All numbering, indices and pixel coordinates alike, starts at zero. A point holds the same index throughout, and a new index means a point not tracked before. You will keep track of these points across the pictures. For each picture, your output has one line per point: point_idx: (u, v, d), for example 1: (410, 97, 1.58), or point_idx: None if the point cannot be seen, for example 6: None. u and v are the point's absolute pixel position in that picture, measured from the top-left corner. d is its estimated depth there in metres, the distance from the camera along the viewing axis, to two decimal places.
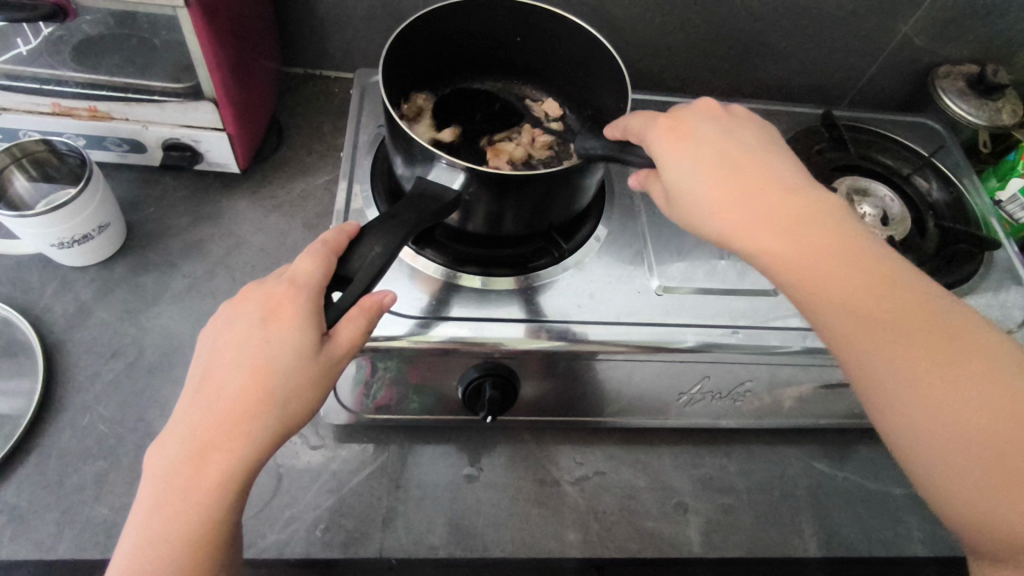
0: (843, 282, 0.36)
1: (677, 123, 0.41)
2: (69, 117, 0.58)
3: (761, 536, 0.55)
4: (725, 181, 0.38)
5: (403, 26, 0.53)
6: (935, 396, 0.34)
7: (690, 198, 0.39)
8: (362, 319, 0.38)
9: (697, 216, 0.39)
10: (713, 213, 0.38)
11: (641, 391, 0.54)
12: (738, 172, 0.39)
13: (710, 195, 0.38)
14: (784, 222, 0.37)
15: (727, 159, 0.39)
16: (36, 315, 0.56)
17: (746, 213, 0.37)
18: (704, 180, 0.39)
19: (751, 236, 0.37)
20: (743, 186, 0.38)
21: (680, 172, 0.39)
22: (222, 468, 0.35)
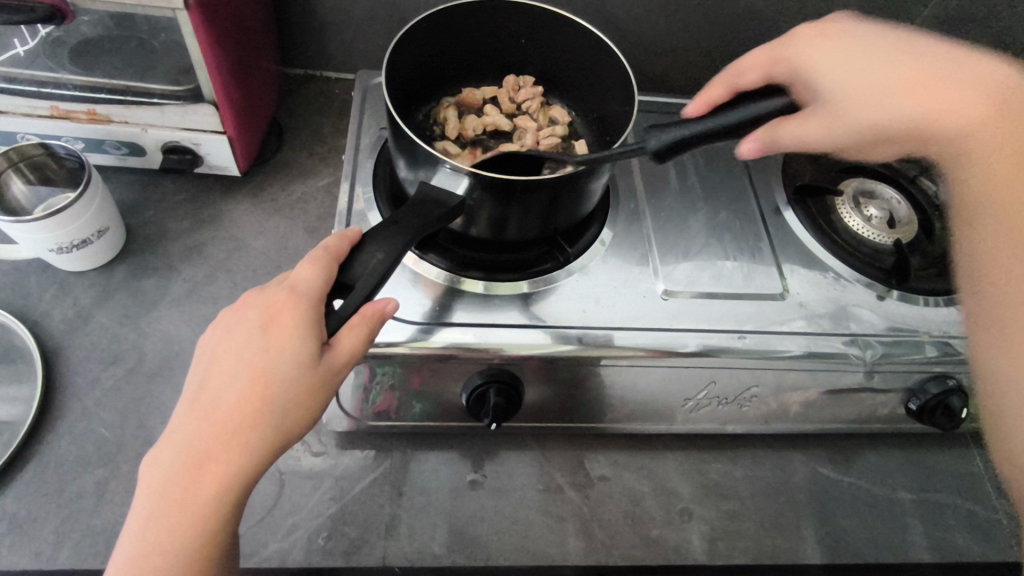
0: (1008, 160, 0.39)
1: (824, 30, 0.47)
2: (68, 120, 0.57)
3: (766, 543, 0.54)
4: (917, 78, 0.42)
5: (406, 29, 0.52)
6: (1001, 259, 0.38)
7: (850, 102, 0.43)
8: (365, 327, 0.38)
9: (862, 102, 0.43)
10: (893, 97, 0.42)
11: (646, 396, 0.53)
12: (923, 71, 0.42)
13: (882, 87, 0.43)
14: (993, 106, 0.40)
15: (919, 62, 0.43)
16: (35, 320, 0.56)
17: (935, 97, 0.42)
18: (876, 68, 0.43)
19: (925, 114, 0.42)
20: (934, 83, 0.42)
21: (834, 70, 0.44)
22: (218, 477, 0.34)
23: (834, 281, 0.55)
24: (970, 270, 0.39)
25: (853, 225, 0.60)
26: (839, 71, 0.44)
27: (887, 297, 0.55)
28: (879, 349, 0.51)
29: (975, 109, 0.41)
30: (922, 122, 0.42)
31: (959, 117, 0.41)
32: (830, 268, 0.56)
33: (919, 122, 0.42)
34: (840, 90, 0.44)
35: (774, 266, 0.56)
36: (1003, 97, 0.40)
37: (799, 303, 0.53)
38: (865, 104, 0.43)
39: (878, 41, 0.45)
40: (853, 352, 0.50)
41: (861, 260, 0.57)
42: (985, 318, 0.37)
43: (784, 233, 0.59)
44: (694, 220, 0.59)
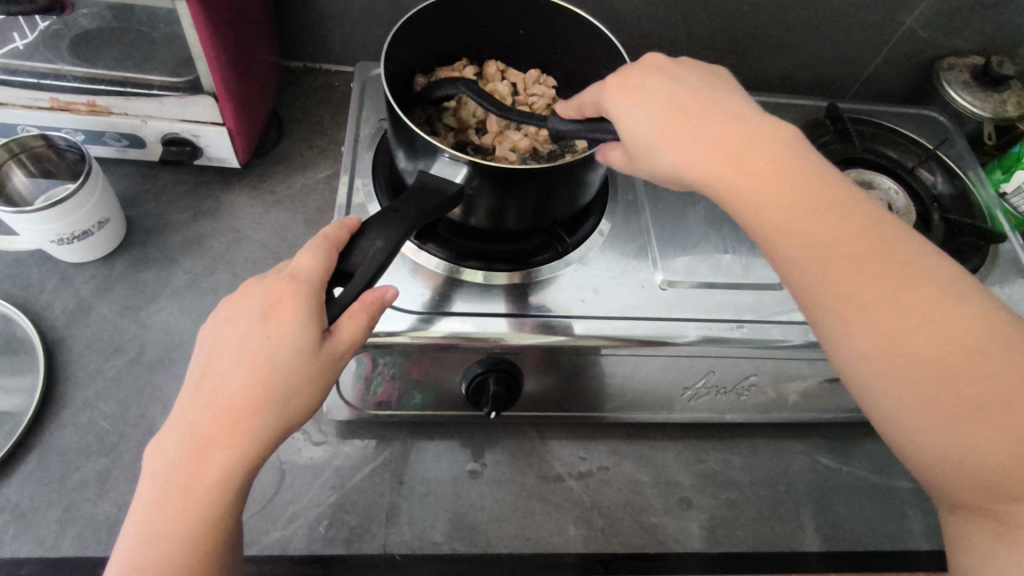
0: (792, 209, 0.36)
1: (628, 78, 0.41)
2: (68, 112, 0.57)
3: (765, 531, 0.55)
4: (681, 124, 0.38)
5: (405, 19, 0.52)
6: (878, 317, 0.35)
7: (638, 150, 0.39)
8: (364, 314, 0.38)
9: (651, 153, 0.38)
10: (675, 152, 0.38)
11: (645, 385, 0.53)
12: (694, 121, 0.38)
13: (654, 138, 0.38)
14: (739, 156, 0.37)
15: (684, 103, 0.39)
16: (36, 311, 0.56)
17: (703, 148, 0.37)
18: (654, 120, 0.39)
19: (705, 173, 0.37)
20: (693, 129, 0.38)
21: (632, 120, 0.39)
22: (222, 465, 0.35)
23: None
24: (808, 302, 0.37)
25: None
26: (623, 119, 0.40)
27: None
28: None
29: (767, 161, 0.37)
30: (696, 174, 0.37)
31: (744, 175, 0.37)
32: None
33: (701, 180, 0.38)
34: (644, 137, 0.39)
35: None
36: (747, 149, 0.37)
37: None
38: (642, 149, 0.39)
39: (670, 98, 0.39)
40: None
41: None
42: (869, 364, 0.35)
43: None
44: (693, 211, 0.59)
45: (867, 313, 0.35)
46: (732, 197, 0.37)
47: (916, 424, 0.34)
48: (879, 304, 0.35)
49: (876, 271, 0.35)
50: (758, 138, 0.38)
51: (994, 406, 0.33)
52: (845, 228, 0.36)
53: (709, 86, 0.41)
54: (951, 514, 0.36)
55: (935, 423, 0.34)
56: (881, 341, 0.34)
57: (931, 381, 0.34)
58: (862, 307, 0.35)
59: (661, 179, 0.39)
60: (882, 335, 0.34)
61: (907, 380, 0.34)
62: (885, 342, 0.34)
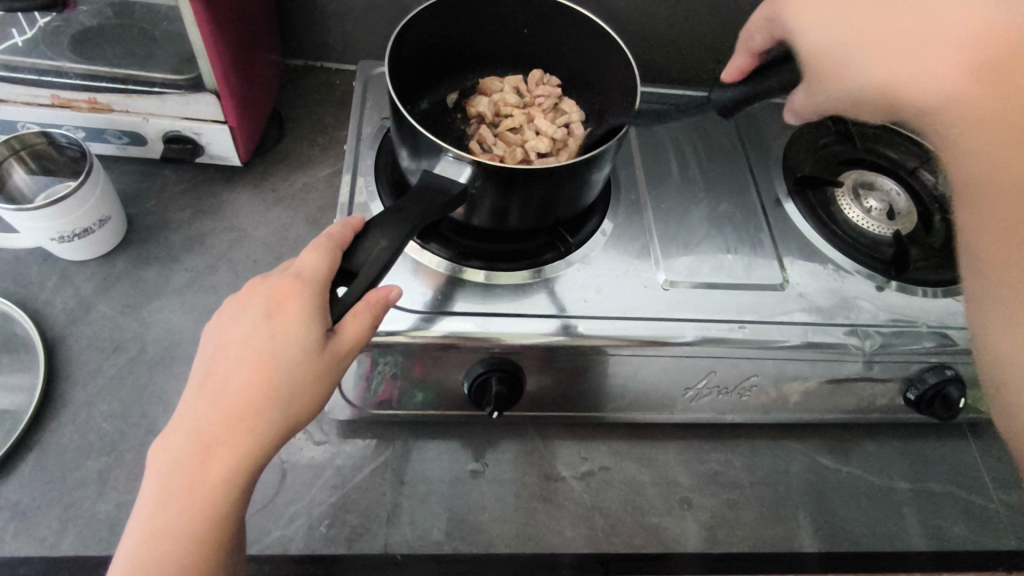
0: (984, 119, 0.33)
1: None
2: (69, 109, 0.57)
3: (766, 531, 0.55)
4: (881, 31, 0.39)
5: (409, 18, 0.52)
6: (999, 237, 0.32)
7: (825, 63, 0.43)
8: (368, 313, 0.38)
9: (845, 65, 0.42)
10: (864, 53, 0.40)
11: (647, 385, 0.53)
12: (907, 25, 0.38)
13: (847, 41, 0.41)
14: (963, 50, 0.35)
15: (888, 0, 0.40)
16: (36, 309, 0.56)
17: (907, 48, 0.38)
18: (838, 25, 0.41)
19: (932, 83, 0.36)
20: (902, 32, 0.38)
21: (823, 21, 0.42)
22: (226, 462, 0.34)
23: (834, 272, 0.55)
24: (959, 223, 0.35)
25: (854, 218, 0.60)
26: (808, 17, 0.43)
27: (887, 288, 0.55)
28: (877, 339, 0.51)
29: (972, 64, 0.34)
30: (906, 80, 0.38)
31: (962, 79, 0.35)
32: (830, 260, 0.56)
33: (883, 85, 0.39)
34: (859, 40, 0.41)
35: (774, 257, 0.56)
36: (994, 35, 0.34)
37: (799, 293, 0.54)
38: (832, 60, 0.42)
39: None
40: (851, 342, 0.51)
41: (861, 249, 0.57)
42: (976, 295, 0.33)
43: (784, 223, 0.59)
44: (695, 211, 0.59)
45: (992, 231, 0.32)
46: (940, 107, 0.36)
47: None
48: (995, 222, 0.32)
49: (997, 173, 0.32)
50: (967, 32, 0.35)
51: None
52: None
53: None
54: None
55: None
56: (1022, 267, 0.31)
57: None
58: (983, 228, 0.33)
59: (863, 88, 0.41)
60: (1017, 263, 0.31)
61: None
62: (1013, 269, 0.31)
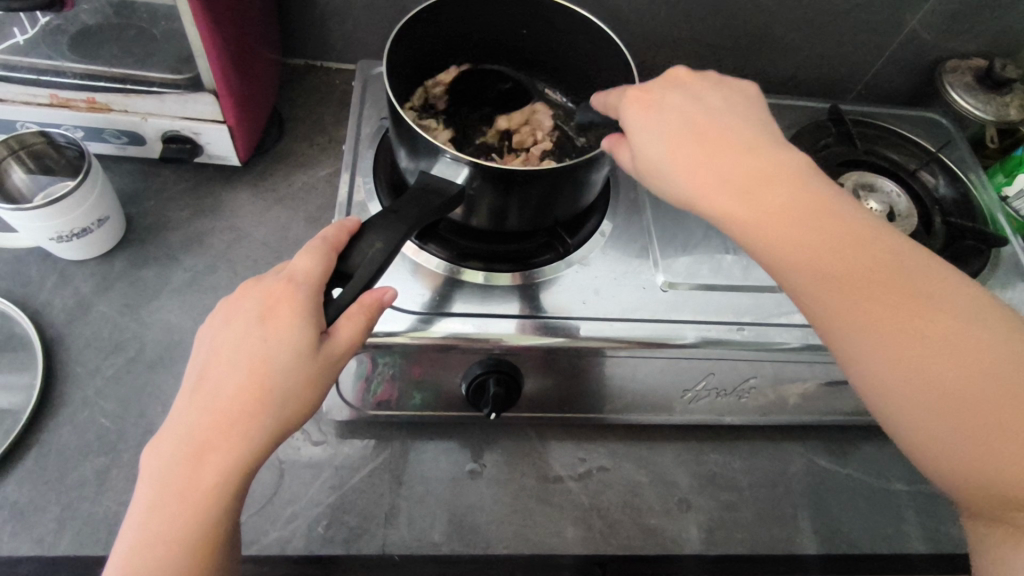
0: (820, 246, 0.35)
1: (647, 90, 0.41)
2: (67, 108, 0.57)
3: (764, 533, 0.55)
4: (685, 146, 0.38)
5: (408, 18, 0.52)
6: (909, 352, 0.33)
7: (649, 170, 0.39)
8: (362, 316, 0.38)
9: (662, 178, 0.38)
10: (684, 171, 0.37)
11: (645, 386, 0.53)
12: (702, 144, 0.38)
13: (664, 157, 0.38)
14: (758, 190, 0.36)
15: (693, 125, 0.39)
16: (35, 309, 0.56)
17: (710, 176, 0.37)
18: (663, 138, 0.38)
19: (713, 202, 0.36)
20: (703, 154, 0.37)
21: (643, 140, 0.39)
22: (220, 468, 0.35)
23: None
24: (845, 352, 0.35)
25: None
26: (641, 135, 0.39)
27: None
28: None
29: (780, 193, 0.36)
30: (708, 206, 0.37)
31: (774, 214, 0.36)
32: None
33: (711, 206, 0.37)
34: (652, 162, 0.38)
35: None
36: (768, 176, 0.37)
37: None
38: (653, 171, 0.38)
39: (678, 117, 0.39)
40: None
41: None
42: (899, 402, 0.34)
43: None
44: None
45: (888, 350, 0.34)
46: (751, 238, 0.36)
47: (934, 432, 0.33)
48: (900, 343, 0.33)
49: (887, 302, 0.34)
50: (773, 168, 0.37)
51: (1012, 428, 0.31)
52: (852, 256, 0.35)
53: (729, 108, 0.41)
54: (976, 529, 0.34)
55: (932, 429, 0.33)
56: (902, 360, 0.33)
57: (958, 396, 0.32)
58: (891, 347, 0.34)
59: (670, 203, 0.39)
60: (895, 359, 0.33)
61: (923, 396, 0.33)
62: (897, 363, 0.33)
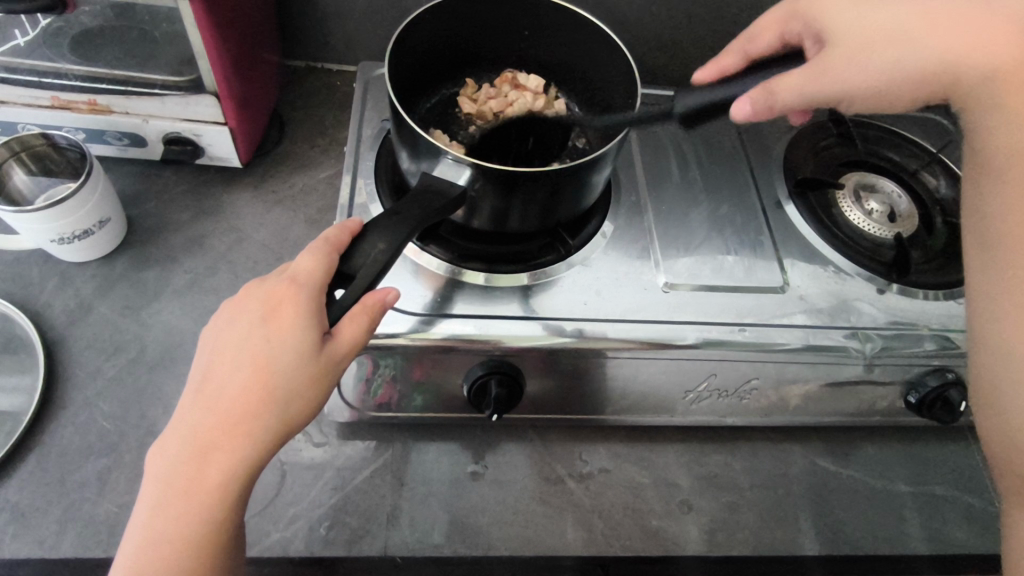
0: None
1: None
2: (69, 110, 0.57)
3: (765, 534, 0.55)
4: (925, 11, 0.40)
5: (409, 20, 0.52)
6: None
7: (873, 38, 0.40)
8: (366, 316, 0.38)
9: (897, 42, 0.40)
10: (923, 34, 0.39)
11: (647, 388, 0.53)
12: (954, 9, 0.39)
13: (909, 24, 0.40)
14: (1019, 59, 0.38)
15: (927, 2, 0.40)
16: (36, 310, 0.56)
17: (973, 36, 0.39)
18: (911, 5, 0.40)
19: (968, 61, 0.38)
20: (960, 18, 0.39)
21: (866, 13, 0.42)
22: (223, 467, 0.35)
23: (834, 275, 0.55)
24: (1010, 265, 0.36)
25: (854, 221, 0.60)
26: (839, 16, 0.43)
27: (887, 291, 0.55)
28: (879, 343, 0.51)
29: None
30: (939, 58, 0.39)
31: (1002, 88, 0.38)
32: (830, 262, 0.56)
33: (924, 62, 0.39)
34: (858, 29, 0.41)
35: (775, 259, 0.56)
36: None
37: (799, 296, 0.53)
38: (891, 36, 0.40)
39: None
40: (852, 345, 0.51)
41: (862, 251, 0.57)
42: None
43: (786, 226, 0.59)
44: (696, 213, 0.59)
45: None
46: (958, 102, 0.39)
47: (1019, 272, 0.36)
48: None
49: None
50: (1016, 33, 0.38)
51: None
52: None
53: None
54: (1019, 513, 0.37)
55: None
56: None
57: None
58: None
59: (869, 71, 0.40)
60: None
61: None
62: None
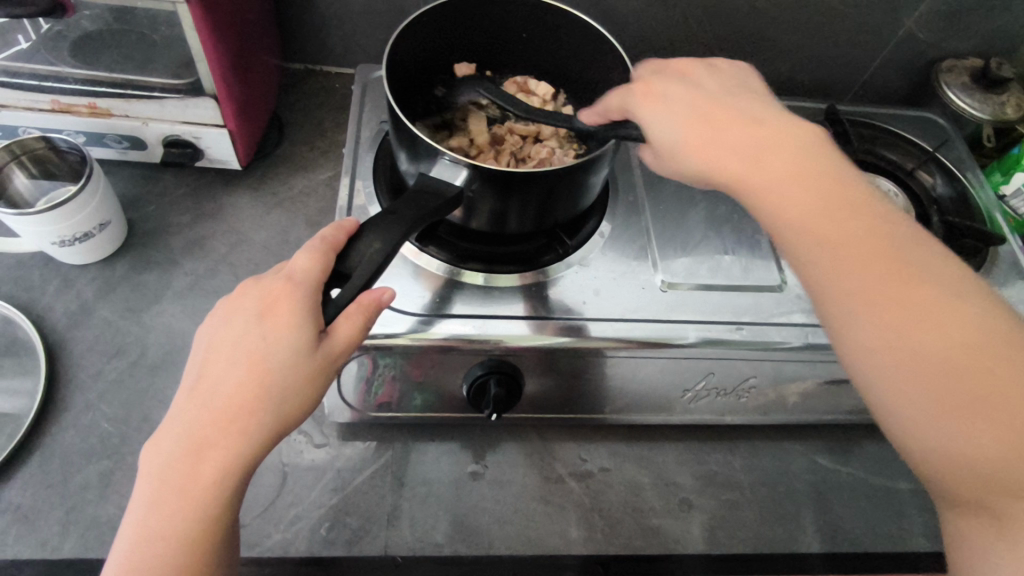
0: (824, 203, 0.37)
1: (649, 84, 0.45)
2: (69, 113, 0.57)
3: (765, 532, 0.55)
4: (699, 119, 0.41)
5: (408, 21, 0.53)
6: (895, 327, 0.34)
7: (660, 146, 0.42)
8: (360, 316, 0.38)
9: (669, 153, 0.42)
10: (694, 149, 0.40)
11: (646, 387, 0.53)
12: (709, 119, 0.41)
13: (676, 131, 0.42)
14: (757, 148, 0.39)
15: (702, 109, 0.42)
16: (38, 313, 0.56)
17: (716, 144, 0.40)
18: (674, 118, 0.42)
19: (720, 165, 0.40)
20: (710, 125, 0.41)
21: (656, 121, 0.42)
22: (217, 465, 0.35)
23: None
24: (847, 338, 0.36)
25: None
26: (655, 119, 0.43)
27: None
28: None
29: (788, 155, 0.39)
30: (709, 164, 0.40)
31: (785, 178, 0.38)
32: None
33: (719, 175, 0.40)
34: (653, 132, 0.43)
35: (772, 258, 0.56)
36: (772, 144, 0.39)
37: (797, 295, 0.54)
38: (666, 143, 0.42)
39: (688, 101, 0.43)
40: None
41: None
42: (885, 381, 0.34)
43: None
44: (694, 213, 0.59)
45: (877, 322, 0.35)
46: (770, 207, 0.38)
47: (893, 362, 0.34)
48: (881, 306, 0.35)
49: (878, 271, 0.35)
50: (765, 132, 0.40)
51: (940, 333, 0.33)
52: (856, 207, 0.37)
53: (730, 91, 0.44)
54: (949, 512, 0.35)
55: (918, 393, 0.33)
56: (868, 299, 0.35)
57: (911, 322, 0.34)
58: (874, 319, 0.35)
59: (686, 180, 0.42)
60: (863, 296, 0.35)
61: (893, 332, 0.34)
62: (864, 302, 0.35)
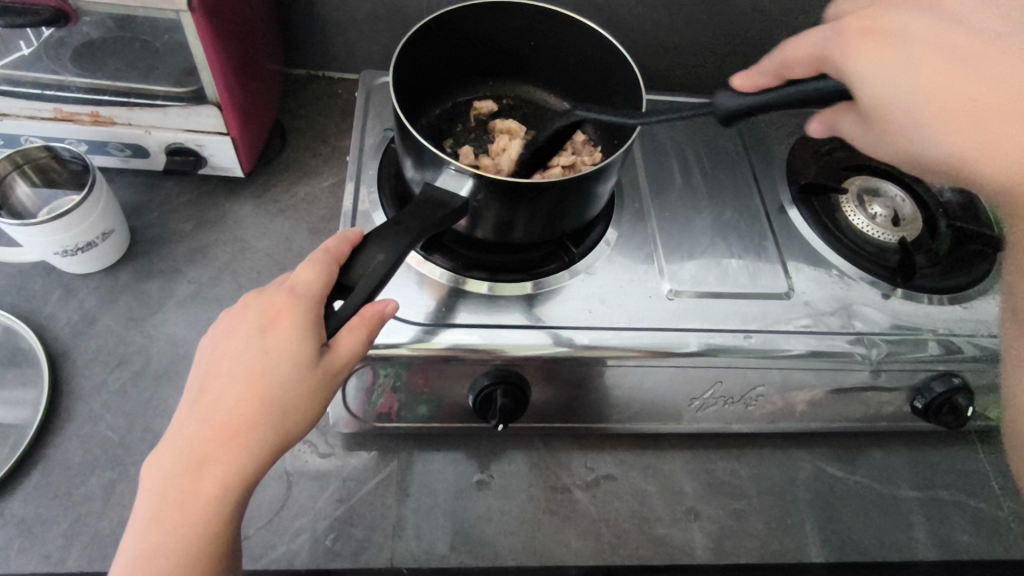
0: None
1: (873, 23, 0.38)
2: (71, 122, 0.57)
3: (772, 541, 0.54)
4: (946, 77, 0.35)
5: (416, 29, 0.52)
6: None
7: (893, 114, 0.36)
8: (363, 329, 0.37)
9: (914, 126, 0.36)
10: (939, 117, 0.35)
11: (652, 396, 0.53)
12: (971, 73, 0.34)
13: (922, 96, 0.35)
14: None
15: (957, 53, 0.35)
16: (40, 323, 0.56)
17: (971, 111, 0.34)
18: (919, 76, 0.35)
19: (958, 138, 0.34)
20: (970, 82, 0.34)
21: (890, 74, 0.36)
22: (218, 481, 0.34)
23: (839, 280, 0.55)
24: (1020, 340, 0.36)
25: (857, 224, 0.59)
26: (880, 74, 0.36)
27: (892, 296, 0.55)
28: (884, 348, 0.51)
29: None
30: (941, 138, 0.35)
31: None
32: (834, 266, 0.56)
33: (960, 149, 0.35)
34: (882, 90, 0.36)
35: (779, 264, 0.56)
36: None
37: (804, 302, 0.53)
38: (904, 112, 0.36)
39: (970, 40, 0.35)
40: (857, 350, 0.50)
41: (866, 258, 0.57)
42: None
43: (790, 231, 0.59)
44: (699, 220, 0.59)
45: None
46: (1007, 180, 0.34)
47: None
48: None
49: None
50: None
51: None
52: None
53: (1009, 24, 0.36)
54: None
55: None
56: None
57: None
58: None
59: (894, 148, 0.38)
60: None
61: None
62: None
